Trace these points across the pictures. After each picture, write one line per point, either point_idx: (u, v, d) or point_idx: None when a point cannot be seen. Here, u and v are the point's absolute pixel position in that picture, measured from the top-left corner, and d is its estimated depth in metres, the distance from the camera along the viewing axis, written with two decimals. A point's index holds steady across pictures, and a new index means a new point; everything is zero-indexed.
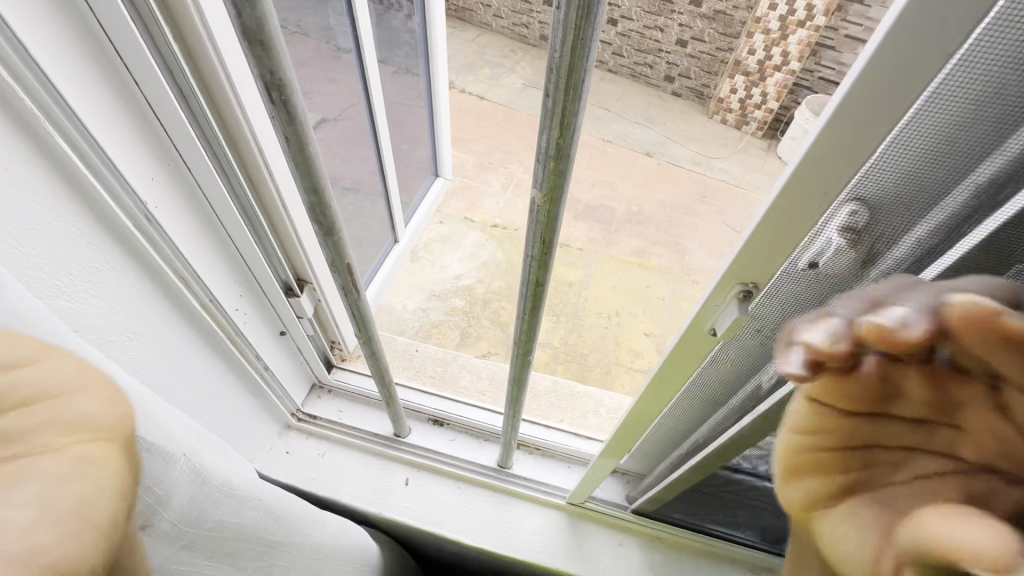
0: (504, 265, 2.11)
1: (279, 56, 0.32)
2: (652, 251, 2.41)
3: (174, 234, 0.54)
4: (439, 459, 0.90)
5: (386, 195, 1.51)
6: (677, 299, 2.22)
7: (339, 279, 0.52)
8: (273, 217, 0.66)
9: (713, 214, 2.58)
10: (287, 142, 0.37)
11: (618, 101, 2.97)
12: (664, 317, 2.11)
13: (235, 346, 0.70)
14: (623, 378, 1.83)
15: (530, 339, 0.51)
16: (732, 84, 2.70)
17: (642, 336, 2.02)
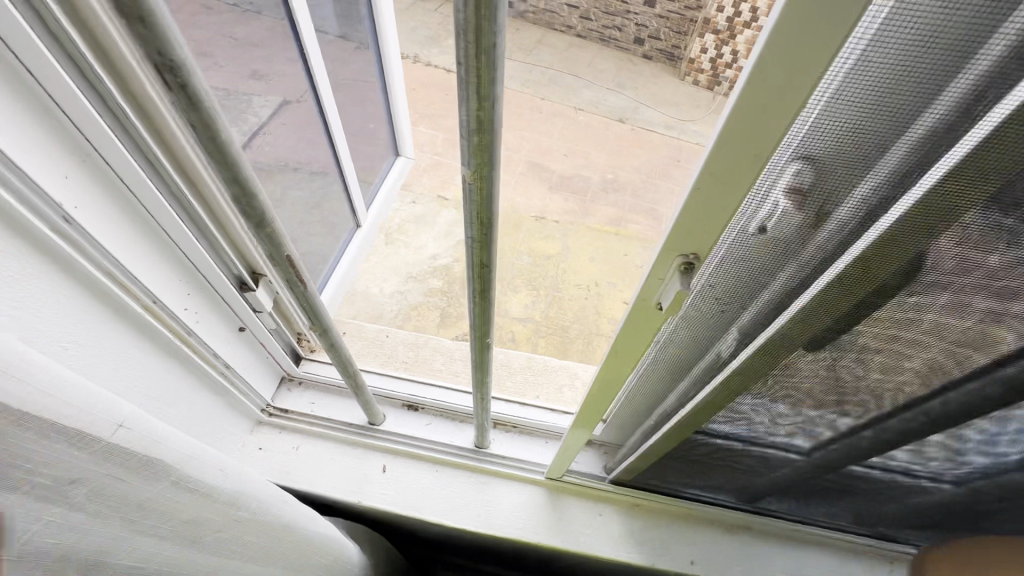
0: None
1: (167, 34, 0.28)
2: (629, 219, 2.40)
3: (100, 235, 0.51)
4: (416, 444, 0.89)
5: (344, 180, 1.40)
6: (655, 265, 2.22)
7: (282, 272, 0.49)
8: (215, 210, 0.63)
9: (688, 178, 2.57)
10: (195, 131, 0.34)
11: (588, 68, 2.91)
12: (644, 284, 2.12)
13: (187, 347, 0.67)
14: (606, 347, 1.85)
15: (484, 323, 0.49)
16: None
17: (622, 305, 2.03)
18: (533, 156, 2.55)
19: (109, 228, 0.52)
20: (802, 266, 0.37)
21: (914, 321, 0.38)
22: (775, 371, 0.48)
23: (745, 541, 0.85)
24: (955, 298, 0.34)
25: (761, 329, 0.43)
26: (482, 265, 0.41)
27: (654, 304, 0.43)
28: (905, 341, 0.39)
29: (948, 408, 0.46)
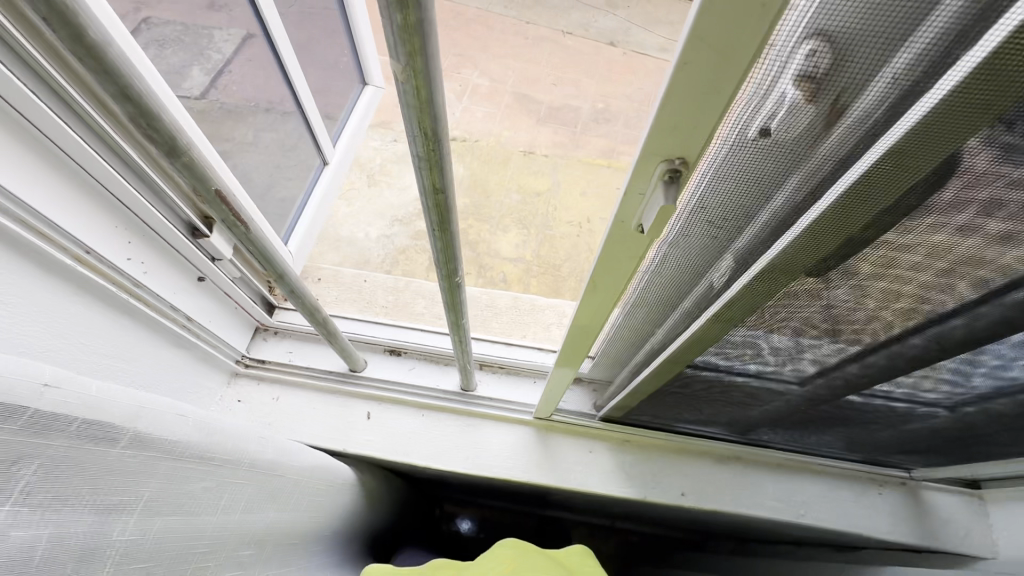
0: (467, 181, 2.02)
1: None
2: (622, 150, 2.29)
3: (5, 179, 0.44)
4: (400, 389, 0.86)
5: (309, 128, 1.25)
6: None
7: (215, 210, 0.43)
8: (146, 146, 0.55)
9: None
10: (53, 28, 0.27)
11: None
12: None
13: (138, 301, 0.62)
14: None
15: (451, 260, 0.44)
16: None
17: None
18: (520, 85, 2.40)
19: (14, 171, 0.45)
20: (809, 174, 0.32)
21: (931, 238, 0.33)
22: (772, 302, 0.43)
23: (737, 470, 0.85)
24: (985, 210, 0.29)
25: (759, 253, 0.38)
26: (438, 191, 0.35)
27: (634, 227, 0.37)
28: (921, 260, 0.35)
29: (957, 333, 0.42)
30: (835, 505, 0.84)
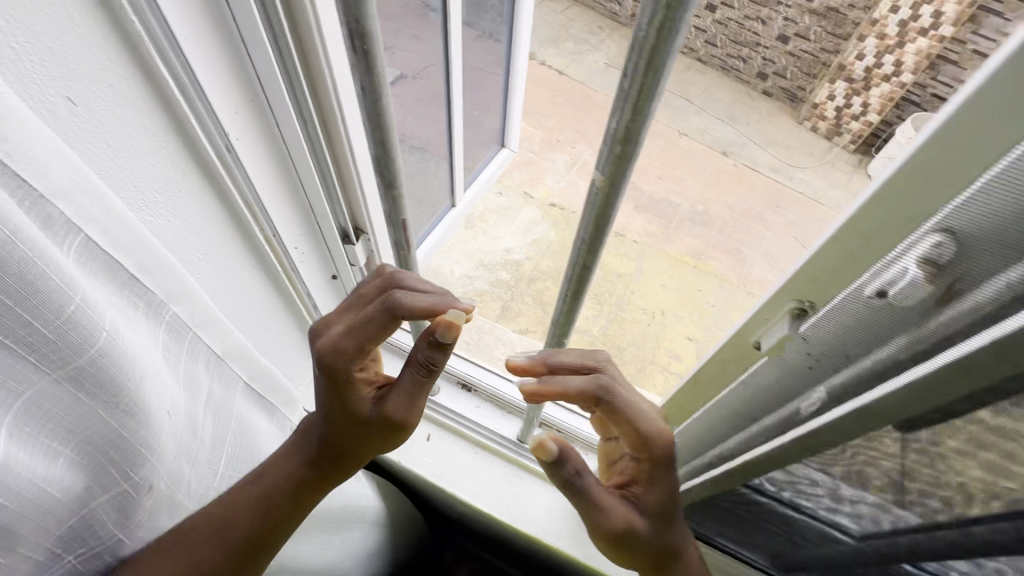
0: (555, 245, 2.16)
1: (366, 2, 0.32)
2: (709, 254, 2.38)
3: (249, 170, 0.56)
4: (462, 422, 0.92)
5: (449, 158, 1.45)
6: (728, 309, 2.14)
7: (394, 234, 0.53)
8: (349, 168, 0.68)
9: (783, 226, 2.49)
10: (362, 93, 0.38)
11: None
12: (711, 324, 2.07)
13: (285, 276, 0.74)
14: (658, 378, 1.85)
15: (567, 320, 0.50)
16: (830, 91, 2.23)
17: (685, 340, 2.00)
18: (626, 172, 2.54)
19: (257, 165, 0.57)
20: (915, 339, 0.35)
21: None
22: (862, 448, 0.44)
23: None
24: None
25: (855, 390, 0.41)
26: (582, 268, 0.42)
27: (756, 341, 0.47)
28: None
29: None
30: None
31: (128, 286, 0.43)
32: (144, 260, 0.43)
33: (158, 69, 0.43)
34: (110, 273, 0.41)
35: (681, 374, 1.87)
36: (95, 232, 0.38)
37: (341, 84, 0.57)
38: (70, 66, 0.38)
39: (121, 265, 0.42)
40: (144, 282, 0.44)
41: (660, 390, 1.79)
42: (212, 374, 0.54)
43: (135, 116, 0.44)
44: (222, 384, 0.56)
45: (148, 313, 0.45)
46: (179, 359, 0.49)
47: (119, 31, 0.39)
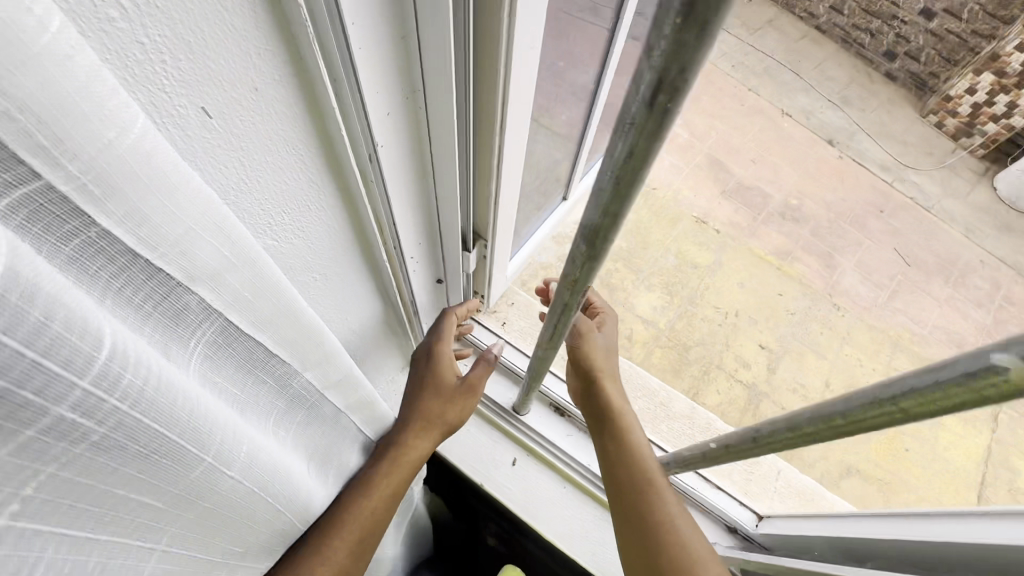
0: (631, 224, 1.76)
1: (708, 50, 0.19)
2: (797, 254, 1.78)
3: (390, 184, 0.45)
4: (553, 451, 0.84)
5: None
6: (808, 321, 1.64)
7: (566, 296, 0.41)
8: (491, 173, 0.56)
9: (884, 233, 1.84)
10: (620, 157, 0.25)
11: (815, 69, 2.18)
12: (788, 337, 1.59)
13: (397, 296, 0.64)
14: (722, 384, 1.48)
15: (783, 443, 0.39)
16: (969, 83, 1.89)
17: (756, 347, 1.56)
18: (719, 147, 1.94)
19: (396, 174, 0.46)
20: None
21: None
22: None
23: None
24: None
25: None
26: (859, 424, 0.31)
27: None
28: None
29: None
30: None
31: (260, 366, 0.39)
32: (284, 335, 0.40)
33: (313, 67, 0.31)
34: (241, 363, 0.37)
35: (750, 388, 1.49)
36: (240, 320, 0.35)
37: (514, 84, 0.46)
38: (210, 66, 0.26)
39: (256, 348, 0.38)
40: (282, 357, 0.41)
41: (722, 403, 1.46)
42: (318, 430, 0.50)
43: (277, 127, 0.32)
44: (325, 441, 0.52)
45: (272, 388, 0.42)
46: (288, 427, 0.45)
47: (275, 15, 0.27)
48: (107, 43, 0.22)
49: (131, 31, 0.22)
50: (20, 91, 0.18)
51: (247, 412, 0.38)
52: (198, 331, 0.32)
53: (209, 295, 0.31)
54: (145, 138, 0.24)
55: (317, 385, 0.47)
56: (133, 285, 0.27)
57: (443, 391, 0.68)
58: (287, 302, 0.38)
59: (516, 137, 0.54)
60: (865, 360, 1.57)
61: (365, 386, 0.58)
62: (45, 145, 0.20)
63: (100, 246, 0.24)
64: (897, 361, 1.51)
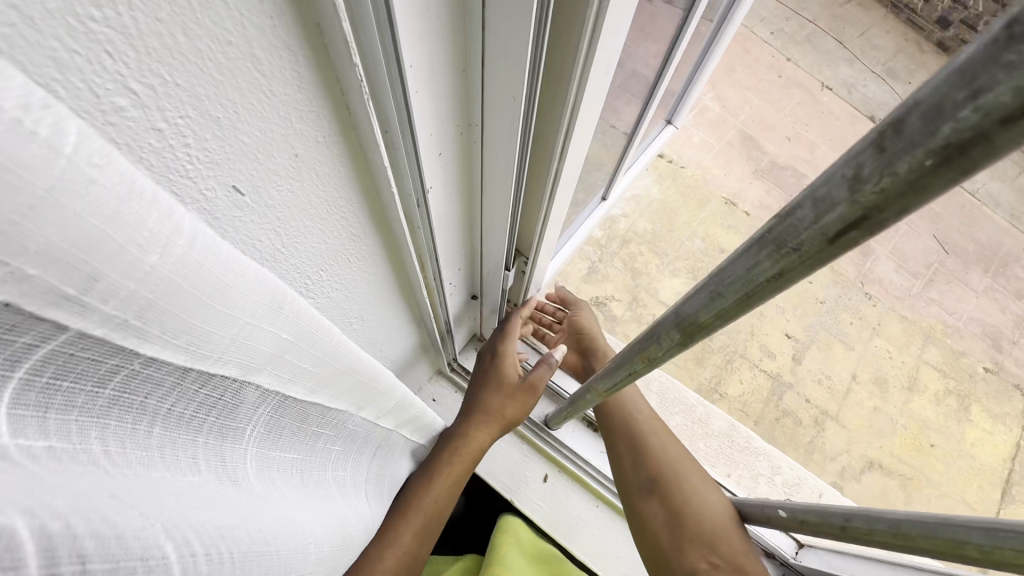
0: (658, 205, 1.50)
1: (929, 197, 0.14)
2: None
3: (436, 226, 0.39)
4: (584, 468, 0.81)
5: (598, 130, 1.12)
6: (839, 310, 1.46)
7: (633, 364, 0.37)
8: (543, 197, 0.50)
9: (924, 218, 1.66)
10: (757, 271, 0.20)
11: (860, 38, 1.95)
12: (816, 324, 1.43)
13: (431, 321, 0.59)
14: (745, 375, 1.34)
15: (885, 542, 0.34)
16: None
17: (785, 338, 1.40)
18: (752, 117, 1.69)
19: (442, 213, 0.40)
20: None
21: None
22: None
23: None
24: None
25: None
26: (1001, 561, 0.26)
27: None
28: None
29: None
30: None
31: (315, 424, 0.33)
32: (343, 394, 0.33)
33: (365, 124, 0.25)
34: (296, 428, 0.31)
35: (775, 377, 1.35)
36: (298, 392, 0.28)
37: (582, 111, 0.40)
38: (244, 141, 0.21)
39: (312, 409, 0.31)
40: (341, 409, 0.34)
41: (745, 404, 1.30)
42: (367, 458, 0.47)
43: (319, 190, 0.27)
44: (374, 469, 0.50)
45: (327, 437, 0.36)
46: (344, 464, 0.42)
47: (321, 72, 0.22)
48: (115, 137, 0.17)
49: (146, 118, 0.17)
50: (30, 242, 0.12)
51: (301, 479, 0.34)
52: (251, 419, 0.26)
53: (271, 379, 0.25)
54: (194, 248, 0.16)
55: (369, 420, 0.41)
56: (184, 399, 0.21)
57: (506, 388, 0.67)
58: (350, 363, 0.31)
59: (574, 160, 0.48)
60: (894, 352, 1.43)
61: (418, 405, 0.53)
62: (70, 295, 0.14)
63: (145, 376, 0.19)
64: (928, 354, 1.45)
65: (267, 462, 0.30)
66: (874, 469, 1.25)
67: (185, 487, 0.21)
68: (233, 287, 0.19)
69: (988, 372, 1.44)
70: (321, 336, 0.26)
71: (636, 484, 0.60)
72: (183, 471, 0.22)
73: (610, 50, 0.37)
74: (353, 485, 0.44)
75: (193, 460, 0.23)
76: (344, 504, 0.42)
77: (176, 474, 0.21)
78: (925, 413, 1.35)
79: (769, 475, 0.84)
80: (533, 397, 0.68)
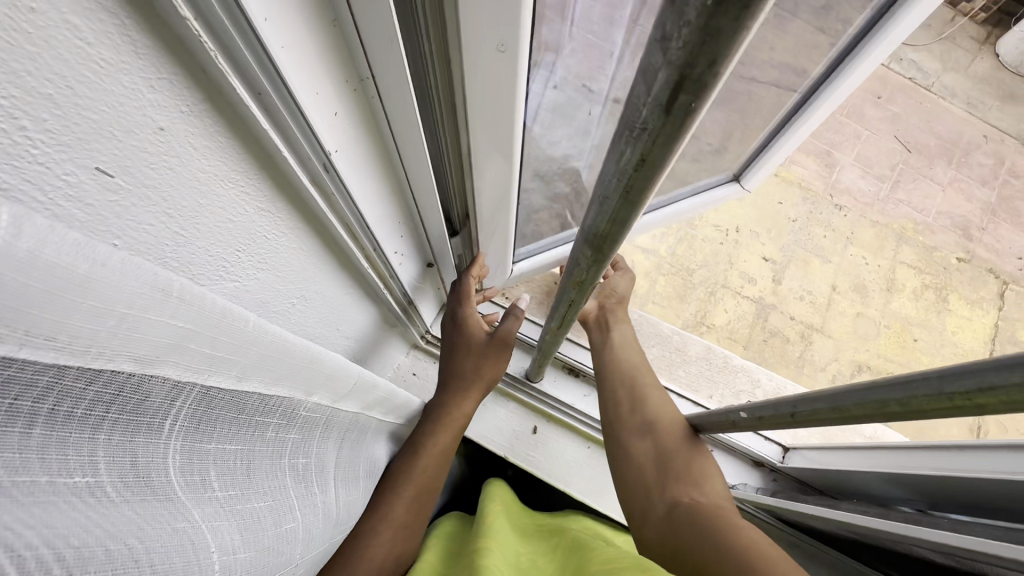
0: None
1: (725, 52, 0.14)
2: (793, 156, 1.59)
3: (353, 185, 0.39)
4: (571, 412, 0.83)
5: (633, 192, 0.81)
6: (811, 226, 1.48)
7: (575, 293, 0.37)
8: (468, 165, 0.49)
9: (885, 121, 1.66)
10: (621, 156, 0.20)
11: None
12: (791, 244, 1.45)
13: (383, 291, 0.59)
14: (730, 306, 1.36)
15: (826, 418, 0.35)
16: None
17: (763, 262, 1.42)
18: None
19: (359, 178, 0.40)
20: None
21: None
22: None
23: None
24: None
25: None
26: (916, 411, 0.28)
27: None
28: None
29: None
30: None
31: (255, 413, 0.31)
32: (282, 379, 0.30)
33: (229, 85, 0.25)
34: (234, 417, 0.29)
35: (758, 301, 1.37)
36: (222, 382, 0.25)
37: (491, 89, 0.38)
38: (93, 116, 0.21)
39: (247, 400, 0.29)
40: (282, 395, 0.32)
41: (734, 331, 1.33)
42: (335, 443, 0.46)
43: (205, 161, 0.27)
44: (348, 449, 0.50)
45: (276, 425, 0.34)
46: (305, 450, 0.40)
47: (161, 37, 0.21)
48: None
49: None
50: None
51: (247, 469, 0.32)
52: (167, 413, 0.24)
53: (183, 371, 0.23)
54: (32, 241, 0.14)
55: (325, 404, 0.39)
56: (70, 397, 0.19)
57: (475, 347, 0.69)
58: (280, 346, 0.28)
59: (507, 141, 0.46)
60: (872, 258, 1.46)
61: (382, 382, 0.51)
62: None
63: (9, 375, 0.16)
64: (902, 254, 1.47)
65: (199, 455, 0.27)
66: (864, 371, 1.30)
67: (64, 494, 0.19)
68: (95, 278, 0.16)
69: (962, 261, 1.48)
70: (230, 324, 0.23)
71: (628, 423, 0.62)
72: (68, 471, 0.19)
73: (511, 20, 0.32)
74: (317, 474, 0.42)
75: (88, 460, 0.20)
76: (303, 496, 0.39)
77: (54, 476, 0.19)
78: (907, 310, 1.39)
79: (750, 389, 0.87)
80: (505, 351, 0.69)
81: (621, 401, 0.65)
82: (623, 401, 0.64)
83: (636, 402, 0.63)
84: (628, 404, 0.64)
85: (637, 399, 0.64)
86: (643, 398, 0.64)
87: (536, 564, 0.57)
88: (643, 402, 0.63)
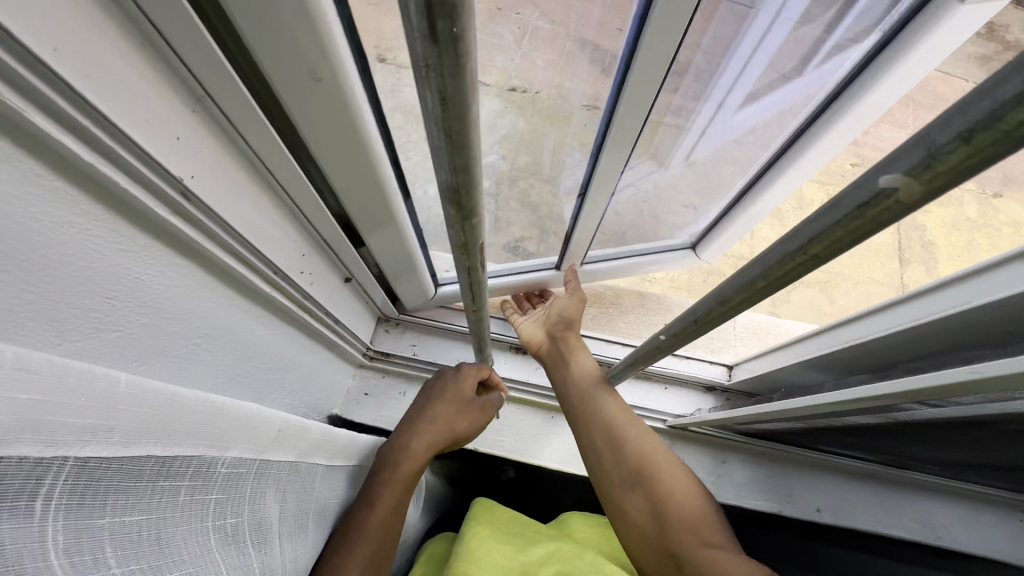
0: None
1: None
2: None
3: (222, 208, 0.39)
4: (529, 388, 0.84)
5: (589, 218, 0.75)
6: None
7: (466, 261, 0.38)
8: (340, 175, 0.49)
9: None
10: (429, 104, 0.21)
11: None
12: None
13: (303, 312, 0.59)
14: None
15: (720, 315, 0.38)
16: None
17: None
18: None
19: (228, 201, 0.39)
20: None
21: None
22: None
23: (869, 488, 0.82)
24: None
25: None
26: (776, 280, 0.30)
27: None
28: None
29: None
30: (981, 535, 0.79)
31: (156, 478, 0.29)
32: (182, 439, 0.29)
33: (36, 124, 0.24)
34: (128, 486, 0.27)
35: None
36: (102, 450, 0.24)
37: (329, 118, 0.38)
38: None
39: (142, 466, 0.27)
40: (191, 451, 0.30)
41: None
42: (277, 496, 0.42)
43: (39, 208, 0.26)
44: (294, 503, 0.46)
45: (190, 486, 0.32)
46: (236, 508, 0.37)
47: None
48: None
49: None
50: None
51: (156, 540, 0.30)
52: (38, 491, 0.22)
53: (45, 446, 0.21)
54: None
55: (252, 454, 0.37)
56: None
57: (462, 402, 0.72)
58: (166, 399, 0.27)
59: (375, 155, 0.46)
60: None
61: (313, 423, 0.48)
62: None
63: None
64: None
65: (88, 531, 0.25)
66: None
67: None
68: None
69: None
70: (98, 383, 0.23)
71: (618, 482, 0.63)
72: None
73: (314, 42, 0.32)
74: (257, 536, 0.39)
75: None
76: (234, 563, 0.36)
77: None
78: None
79: None
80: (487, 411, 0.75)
81: (611, 458, 0.64)
82: (611, 457, 0.64)
83: (625, 454, 0.64)
84: (615, 459, 0.64)
85: (627, 453, 0.64)
86: (633, 450, 0.64)
87: (534, 562, 0.69)
88: (631, 453, 0.63)
